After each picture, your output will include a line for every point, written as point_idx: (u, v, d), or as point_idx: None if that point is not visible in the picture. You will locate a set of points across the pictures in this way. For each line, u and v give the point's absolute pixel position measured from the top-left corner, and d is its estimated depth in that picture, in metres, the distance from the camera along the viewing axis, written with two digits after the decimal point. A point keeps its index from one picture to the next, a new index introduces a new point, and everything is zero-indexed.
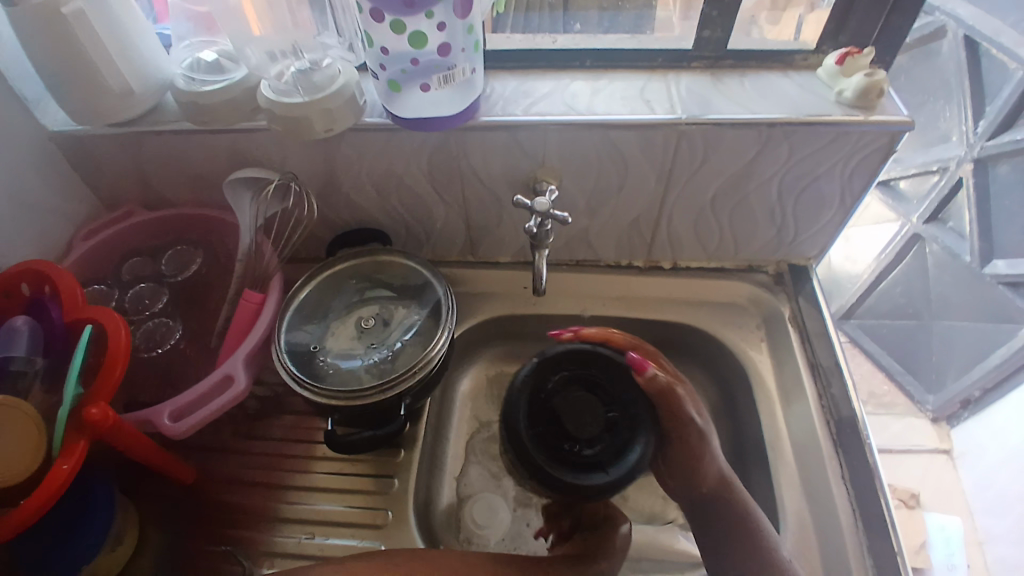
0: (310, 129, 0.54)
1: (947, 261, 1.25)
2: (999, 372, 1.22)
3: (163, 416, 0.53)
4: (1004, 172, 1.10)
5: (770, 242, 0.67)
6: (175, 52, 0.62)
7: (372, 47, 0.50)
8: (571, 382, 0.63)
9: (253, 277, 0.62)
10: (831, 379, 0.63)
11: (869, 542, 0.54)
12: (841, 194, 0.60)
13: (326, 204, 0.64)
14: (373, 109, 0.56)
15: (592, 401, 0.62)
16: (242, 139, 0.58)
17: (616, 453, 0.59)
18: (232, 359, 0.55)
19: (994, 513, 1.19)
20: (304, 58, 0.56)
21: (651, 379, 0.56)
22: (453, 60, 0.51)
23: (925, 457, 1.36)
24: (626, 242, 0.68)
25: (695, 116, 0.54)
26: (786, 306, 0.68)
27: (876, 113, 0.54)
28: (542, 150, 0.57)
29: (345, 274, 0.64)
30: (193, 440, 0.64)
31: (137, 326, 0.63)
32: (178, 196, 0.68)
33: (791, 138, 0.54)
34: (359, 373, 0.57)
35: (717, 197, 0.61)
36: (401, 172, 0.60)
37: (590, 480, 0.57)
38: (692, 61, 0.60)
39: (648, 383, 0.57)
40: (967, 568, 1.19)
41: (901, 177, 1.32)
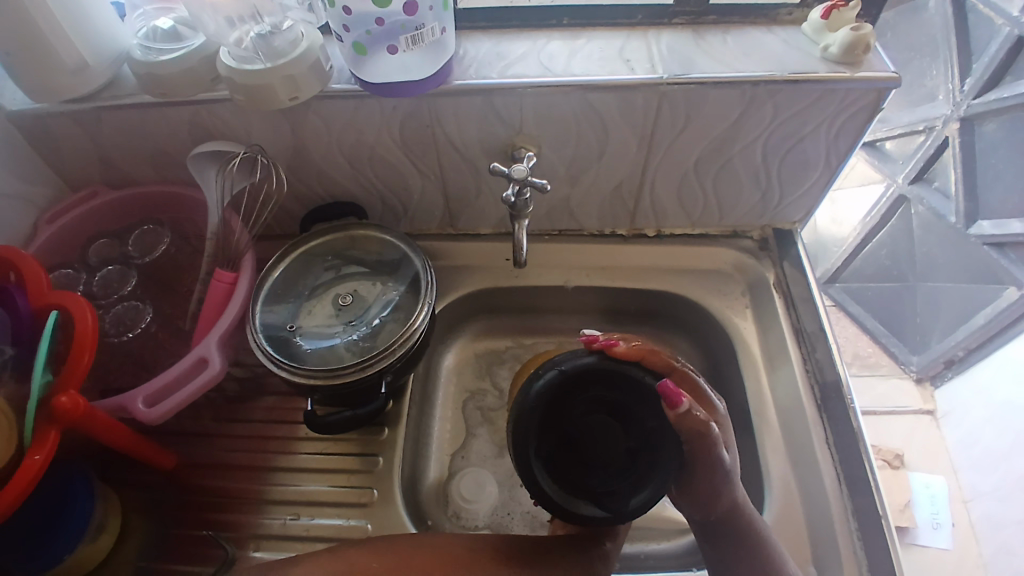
0: (274, 98, 0.51)
1: (933, 222, 1.25)
2: (984, 331, 1.23)
3: (138, 401, 0.51)
4: (991, 130, 1.09)
5: (755, 206, 0.65)
6: (129, 22, 0.58)
7: (334, 7, 0.48)
8: (592, 398, 0.48)
9: (223, 257, 0.60)
10: (815, 343, 0.62)
11: (854, 504, 0.54)
12: (826, 155, 0.59)
13: (296, 178, 0.62)
14: (340, 75, 0.53)
15: (612, 426, 0.48)
16: (205, 112, 0.55)
17: (632, 485, 0.46)
18: (206, 341, 0.53)
19: (979, 471, 1.22)
20: (266, 21, 0.53)
21: (684, 415, 0.44)
22: (420, 20, 0.48)
23: (910, 416, 1.36)
24: (609, 209, 0.66)
25: (677, 76, 0.52)
26: (771, 271, 0.67)
27: (862, 68, 0.52)
28: (519, 116, 0.55)
29: (321, 250, 0.62)
30: (173, 426, 0.63)
31: (105, 310, 0.61)
32: (143, 175, 0.65)
33: (775, 97, 0.53)
34: (339, 351, 0.56)
35: (700, 160, 0.59)
36: (373, 142, 0.58)
37: (589, 510, 0.46)
38: (674, 17, 0.57)
39: (679, 419, 0.45)
40: (952, 525, 1.22)
41: (888, 138, 1.31)
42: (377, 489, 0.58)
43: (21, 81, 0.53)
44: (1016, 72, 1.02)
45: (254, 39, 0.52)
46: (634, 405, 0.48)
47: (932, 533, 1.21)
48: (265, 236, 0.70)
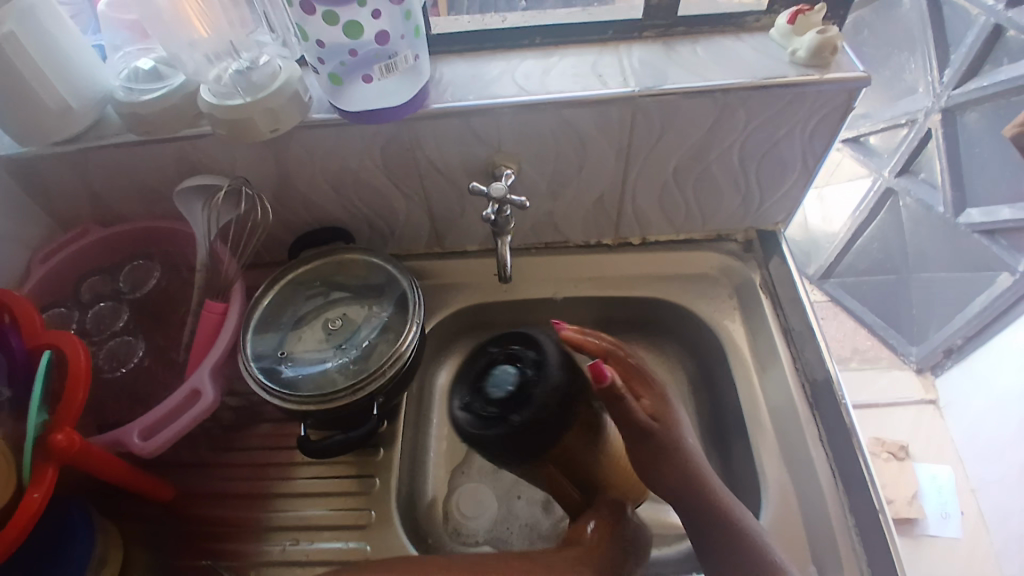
0: (256, 131, 0.52)
1: (922, 215, 1.25)
2: (981, 318, 1.23)
3: (133, 436, 0.52)
4: (973, 120, 1.10)
5: (737, 210, 0.66)
6: (110, 62, 0.60)
7: (308, 40, 0.48)
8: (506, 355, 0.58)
9: (212, 285, 0.60)
10: (803, 342, 0.62)
11: (850, 502, 0.54)
12: (803, 158, 0.60)
13: (282, 207, 0.63)
14: (320, 105, 0.54)
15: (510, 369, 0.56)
16: (190, 147, 0.56)
17: (514, 411, 0.53)
18: (199, 372, 0.54)
19: (985, 460, 1.21)
20: (244, 55, 0.55)
21: (606, 386, 0.51)
22: (393, 48, 0.49)
23: (912, 409, 1.36)
24: (593, 221, 0.67)
25: (649, 87, 0.52)
26: (757, 273, 0.68)
27: (831, 70, 0.53)
28: (497, 136, 0.55)
29: (309, 274, 0.63)
30: (171, 458, 0.63)
31: (98, 346, 0.61)
32: (132, 210, 0.66)
33: (746, 103, 0.53)
34: (331, 375, 0.56)
35: (678, 168, 0.60)
36: (356, 168, 0.58)
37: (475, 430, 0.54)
38: (644, 30, 0.58)
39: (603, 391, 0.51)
40: (960, 515, 1.22)
41: (871, 132, 1.32)
42: (374, 511, 0.58)
43: (9, 126, 0.54)
44: (994, 61, 1.03)
45: (233, 74, 0.53)
46: (531, 355, 0.56)
47: (941, 523, 1.21)
48: (255, 264, 0.70)
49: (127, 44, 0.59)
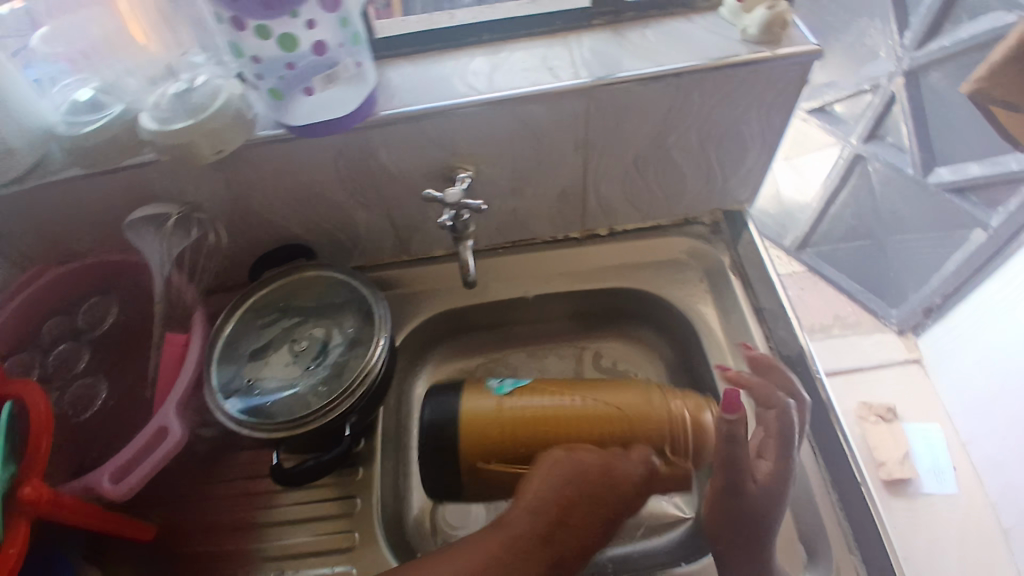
0: (199, 154, 0.50)
1: (893, 177, 1.26)
2: (958, 275, 1.24)
3: (104, 478, 0.50)
4: (937, 79, 1.10)
5: (703, 192, 0.65)
6: (49, 96, 0.55)
7: (243, 57, 0.47)
8: None
9: (169, 315, 0.60)
10: (777, 319, 0.63)
11: (832, 474, 0.55)
12: (762, 136, 0.59)
13: (239, 228, 0.61)
14: (265, 122, 0.52)
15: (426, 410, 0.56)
16: (136, 178, 0.54)
17: None
18: (164, 409, 0.52)
19: (973, 414, 1.23)
20: (186, 77, 0.53)
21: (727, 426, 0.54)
22: (332, 58, 0.48)
23: (897, 370, 1.37)
24: (560, 215, 0.66)
25: (602, 77, 0.51)
26: (726, 254, 0.68)
27: (782, 45, 0.52)
28: (451, 139, 0.54)
29: (272, 297, 0.62)
30: (150, 495, 0.61)
31: (61, 391, 0.60)
32: (85, 245, 0.63)
33: (700, 85, 0.53)
34: (302, 397, 0.55)
35: (638, 156, 0.59)
36: (309, 182, 0.57)
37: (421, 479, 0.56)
38: (593, 19, 0.57)
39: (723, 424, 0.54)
40: (954, 470, 1.24)
41: (837, 101, 1.33)
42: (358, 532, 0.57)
43: None
44: (955, 20, 1.03)
45: (170, 98, 0.51)
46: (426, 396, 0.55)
47: (935, 481, 1.22)
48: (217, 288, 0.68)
49: (64, 75, 0.55)
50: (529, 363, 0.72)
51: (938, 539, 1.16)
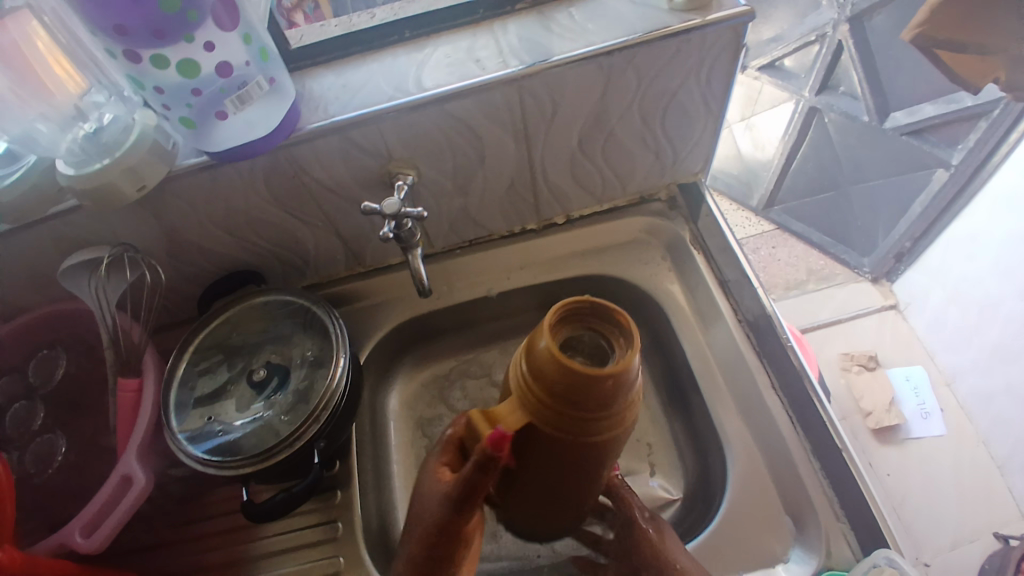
0: (120, 194, 0.47)
1: (848, 125, 1.26)
2: (925, 217, 1.26)
3: (74, 534, 0.48)
4: (880, 22, 1.09)
5: (654, 167, 0.64)
6: None
7: (147, 89, 0.44)
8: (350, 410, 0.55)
9: (122, 360, 0.55)
10: (741, 291, 0.62)
11: (812, 443, 0.55)
12: (706, 103, 0.57)
13: (181, 261, 0.59)
14: (186, 151, 0.50)
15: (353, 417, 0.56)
16: (62, 226, 0.52)
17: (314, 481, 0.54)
18: (125, 456, 0.50)
19: (955, 351, 1.25)
20: (92, 117, 0.49)
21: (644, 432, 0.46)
22: (241, 78, 0.44)
23: (875, 317, 1.38)
24: (512, 208, 0.64)
25: (532, 64, 0.50)
26: (685, 229, 0.67)
27: (711, 10, 0.50)
28: (384, 144, 0.52)
29: (222, 329, 0.59)
30: (126, 546, 0.60)
31: (21, 450, 0.58)
32: (27, 300, 0.61)
33: (634, 61, 0.51)
34: (268, 428, 0.53)
35: (583, 139, 0.58)
36: (245, 207, 0.55)
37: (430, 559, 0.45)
38: (516, 3, 0.55)
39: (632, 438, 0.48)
40: (941, 411, 1.25)
41: (785, 55, 1.30)
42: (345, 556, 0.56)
43: None
44: None
45: (82, 141, 0.48)
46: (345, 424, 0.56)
47: (923, 424, 1.24)
48: (172, 324, 0.67)
49: None
50: (503, 361, 0.71)
51: (931, 480, 1.18)
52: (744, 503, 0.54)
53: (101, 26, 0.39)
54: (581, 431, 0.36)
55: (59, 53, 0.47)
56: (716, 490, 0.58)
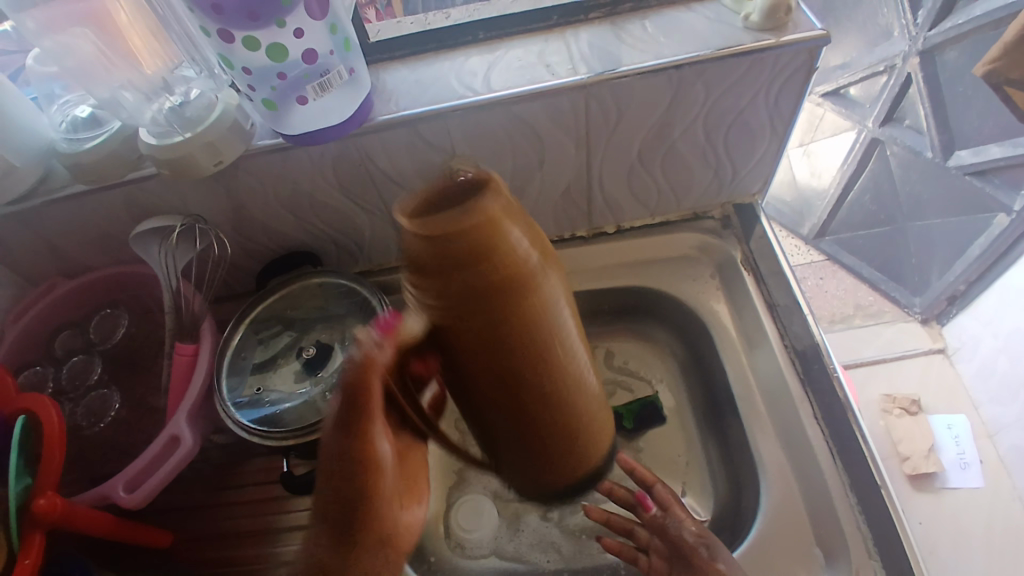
0: (198, 167, 0.50)
1: (911, 159, 1.23)
2: (982, 261, 1.21)
3: (118, 488, 0.50)
4: (953, 57, 1.07)
5: (711, 184, 0.64)
6: (48, 113, 0.57)
7: (234, 69, 0.46)
8: None
9: (182, 327, 0.59)
10: (790, 316, 0.61)
11: (851, 478, 0.53)
12: (771, 124, 0.57)
13: (243, 236, 0.62)
14: (263, 131, 0.52)
15: None
16: (136, 191, 0.55)
17: None
18: (175, 418, 0.52)
19: (1000, 403, 1.20)
20: (179, 91, 0.53)
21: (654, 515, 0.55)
22: (324, 66, 0.46)
23: (922, 359, 1.34)
24: (564, 214, 0.65)
25: (600, 73, 0.50)
26: (738, 249, 0.66)
27: (788, 31, 0.50)
28: (448, 140, 0.53)
29: (278, 304, 0.61)
30: (167, 505, 0.62)
31: (75, 402, 0.61)
32: (94, 261, 0.64)
33: (703, 76, 0.51)
34: (313, 403, 0.54)
35: (643, 151, 0.58)
36: (310, 190, 0.57)
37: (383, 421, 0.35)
38: (590, 12, 0.56)
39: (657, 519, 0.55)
40: (980, 461, 1.20)
41: (850, 84, 1.28)
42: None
43: None
44: None
45: (166, 112, 0.51)
46: None
47: (961, 473, 1.19)
48: (227, 297, 0.69)
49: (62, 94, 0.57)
50: None
51: (963, 533, 1.13)
52: (774, 532, 0.54)
53: (200, 3, 0.41)
54: (436, 283, 0.33)
55: (134, 31, 0.49)
56: (745, 514, 0.57)
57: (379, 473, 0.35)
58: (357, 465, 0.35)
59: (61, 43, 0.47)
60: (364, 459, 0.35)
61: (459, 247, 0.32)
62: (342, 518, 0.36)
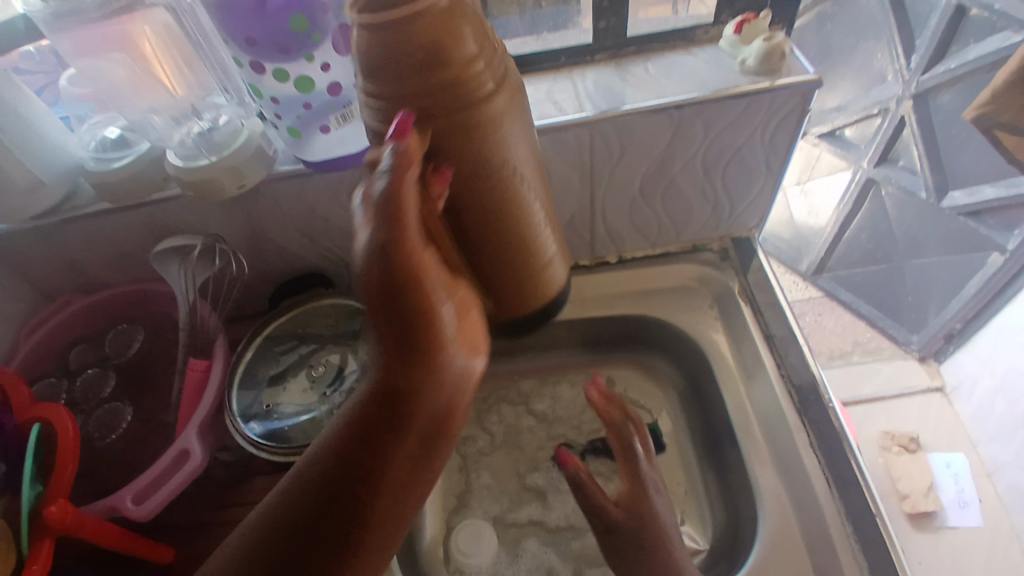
0: (222, 188, 0.52)
1: (905, 200, 1.26)
2: (979, 298, 1.21)
3: (126, 500, 0.51)
4: (946, 100, 1.10)
5: (710, 218, 0.66)
6: (77, 133, 0.60)
7: (263, 98, 0.49)
8: None
9: (195, 345, 0.60)
10: (787, 347, 0.63)
11: (847, 506, 0.55)
12: (767, 161, 0.60)
13: (259, 257, 0.64)
14: (285, 157, 0.56)
15: None
16: (159, 211, 0.58)
17: None
18: (185, 432, 0.54)
19: (998, 442, 1.20)
20: (207, 117, 0.56)
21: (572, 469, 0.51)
22: (346, 97, 0.50)
23: (919, 398, 1.35)
24: (569, 244, 0.68)
25: (605, 110, 0.53)
26: (735, 281, 0.69)
27: (781, 75, 0.53)
28: None
29: (291, 322, 0.63)
30: (168, 521, 0.62)
31: (87, 415, 0.61)
32: (112, 276, 0.66)
33: (702, 115, 0.54)
34: (320, 420, 0.55)
35: (644, 185, 0.61)
36: (326, 215, 0.59)
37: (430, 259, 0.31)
38: (596, 54, 0.59)
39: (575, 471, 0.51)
40: (979, 501, 1.20)
41: (846, 125, 1.33)
42: (358, 486, 0.31)
43: None
44: (961, 42, 1.04)
45: (195, 137, 0.54)
46: None
47: (960, 513, 1.19)
48: (239, 317, 0.71)
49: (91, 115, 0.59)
50: (540, 390, 0.73)
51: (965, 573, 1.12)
52: (773, 559, 0.54)
53: (235, 37, 0.44)
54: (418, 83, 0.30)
55: (163, 58, 0.52)
56: (744, 541, 0.57)
57: (432, 308, 0.30)
58: (403, 278, 0.29)
59: (98, 65, 0.50)
60: (403, 265, 0.29)
61: (414, 51, 0.29)
62: (409, 344, 0.30)
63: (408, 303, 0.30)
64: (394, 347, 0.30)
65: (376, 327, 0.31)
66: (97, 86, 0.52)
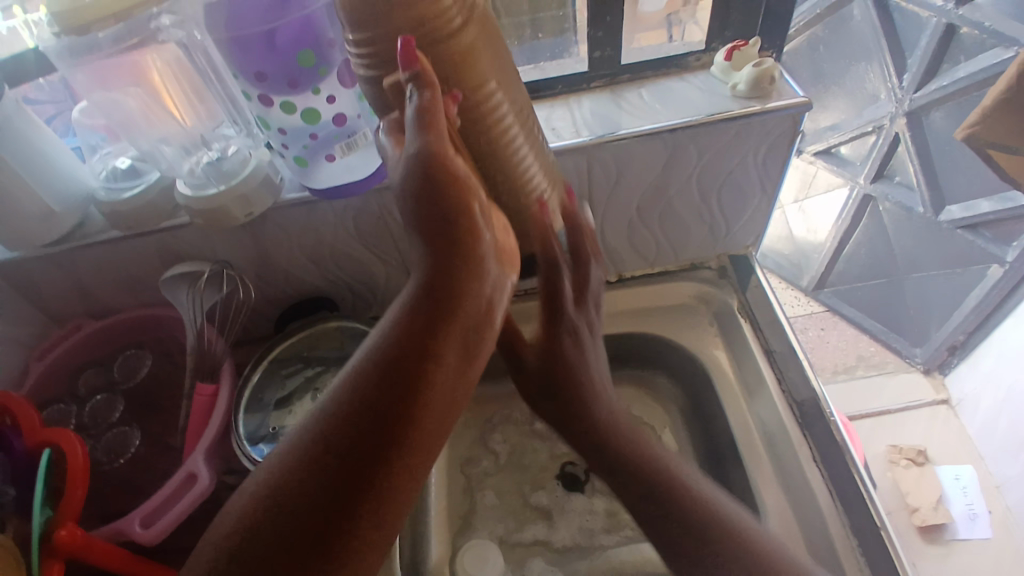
0: (230, 216, 0.54)
1: (903, 216, 1.29)
2: (979, 311, 1.23)
3: (133, 524, 0.51)
4: (940, 118, 1.13)
5: (706, 238, 0.67)
6: (89, 163, 0.62)
7: (270, 129, 0.51)
8: None
9: (202, 369, 0.61)
10: (786, 363, 0.63)
11: (851, 521, 0.54)
12: (760, 182, 0.61)
13: (265, 283, 0.66)
14: (291, 185, 0.57)
15: None
16: (169, 238, 0.59)
17: None
18: (193, 456, 0.54)
19: (1005, 455, 1.19)
20: (215, 146, 0.58)
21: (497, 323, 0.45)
22: (351, 128, 0.51)
23: (926, 411, 1.34)
24: None
25: (601, 136, 0.54)
26: (734, 298, 0.69)
27: (772, 98, 0.54)
28: None
29: (298, 345, 0.64)
30: (173, 545, 0.62)
31: (96, 439, 0.62)
32: (121, 302, 0.68)
33: (696, 139, 0.55)
34: None
35: (641, 207, 0.62)
36: (331, 240, 0.61)
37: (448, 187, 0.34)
38: (592, 81, 0.61)
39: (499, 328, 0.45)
40: (988, 514, 1.18)
41: (841, 143, 1.33)
42: (410, 389, 0.33)
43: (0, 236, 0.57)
44: (952, 60, 1.07)
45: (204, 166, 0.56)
46: None
47: (970, 525, 1.17)
48: (245, 341, 0.73)
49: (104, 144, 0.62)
50: None
51: None
52: None
53: (245, 71, 0.46)
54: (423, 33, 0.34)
55: (170, 88, 0.53)
56: None
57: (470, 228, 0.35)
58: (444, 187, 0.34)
59: (112, 98, 0.52)
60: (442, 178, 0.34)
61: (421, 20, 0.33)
62: (451, 260, 0.34)
63: (449, 223, 0.34)
64: (442, 252, 0.35)
65: (427, 243, 0.35)
66: (111, 118, 0.54)
